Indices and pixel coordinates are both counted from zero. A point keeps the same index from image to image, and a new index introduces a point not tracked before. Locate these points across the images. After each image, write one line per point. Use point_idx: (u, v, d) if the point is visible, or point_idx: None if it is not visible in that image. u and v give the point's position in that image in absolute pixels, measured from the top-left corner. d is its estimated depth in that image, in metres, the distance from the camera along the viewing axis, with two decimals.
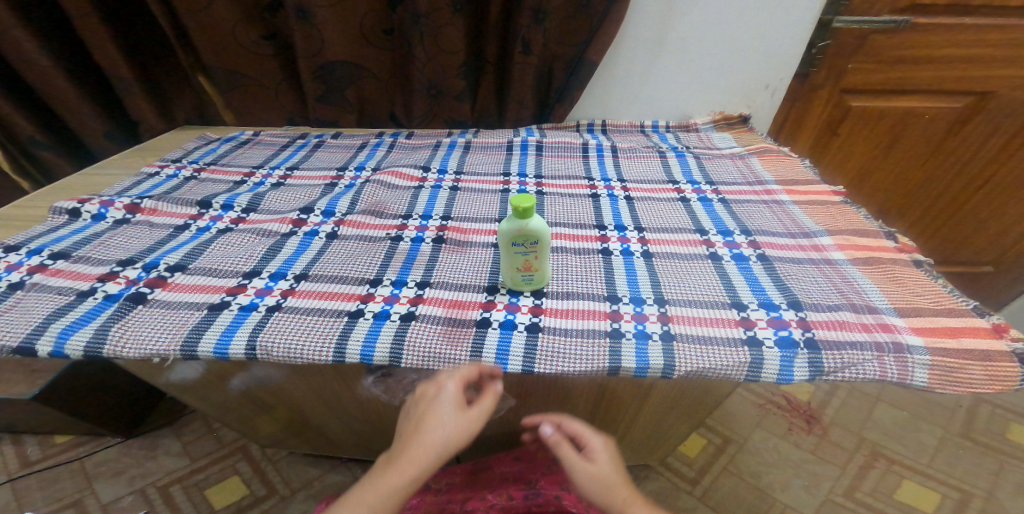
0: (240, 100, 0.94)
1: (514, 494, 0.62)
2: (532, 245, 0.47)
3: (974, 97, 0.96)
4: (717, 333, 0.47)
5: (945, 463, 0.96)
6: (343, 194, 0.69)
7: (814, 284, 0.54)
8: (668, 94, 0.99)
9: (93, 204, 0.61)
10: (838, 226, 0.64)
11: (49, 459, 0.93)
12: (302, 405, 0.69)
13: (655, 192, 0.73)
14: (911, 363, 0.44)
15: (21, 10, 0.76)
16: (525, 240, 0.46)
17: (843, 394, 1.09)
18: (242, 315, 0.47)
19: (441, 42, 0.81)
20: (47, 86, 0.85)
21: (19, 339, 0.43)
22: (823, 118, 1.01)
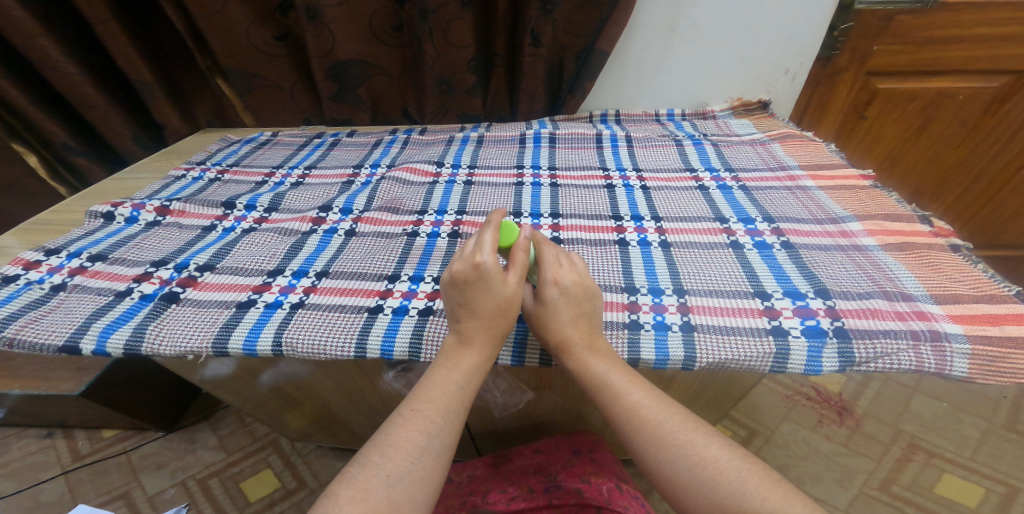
0: (257, 102, 0.97)
1: (535, 486, 0.62)
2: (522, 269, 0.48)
3: (1012, 76, 0.91)
4: (741, 324, 0.46)
5: (989, 456, 0.91)
6: (360, 192, 0.70)
7: (843, 271, 0.52)
8: (683, 81, 0.96)
9: (125, 208, 0.64)
10: (867, 211, 0.61)
11: (99, 452, 0.99)
12: (328, 400, 0.71)
13: (672, 180, 0.71)
14: (950, 353, 0.42)
15: (46, 20, 0.80)
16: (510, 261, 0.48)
17: (877, 385, 1.05)
18: (268, 312, 0.49)
19: (451, 37, 0.81)
20: (77, 95, 0.90)
21: (64, 338, 0.46)
22: (849, 101, 0.97)
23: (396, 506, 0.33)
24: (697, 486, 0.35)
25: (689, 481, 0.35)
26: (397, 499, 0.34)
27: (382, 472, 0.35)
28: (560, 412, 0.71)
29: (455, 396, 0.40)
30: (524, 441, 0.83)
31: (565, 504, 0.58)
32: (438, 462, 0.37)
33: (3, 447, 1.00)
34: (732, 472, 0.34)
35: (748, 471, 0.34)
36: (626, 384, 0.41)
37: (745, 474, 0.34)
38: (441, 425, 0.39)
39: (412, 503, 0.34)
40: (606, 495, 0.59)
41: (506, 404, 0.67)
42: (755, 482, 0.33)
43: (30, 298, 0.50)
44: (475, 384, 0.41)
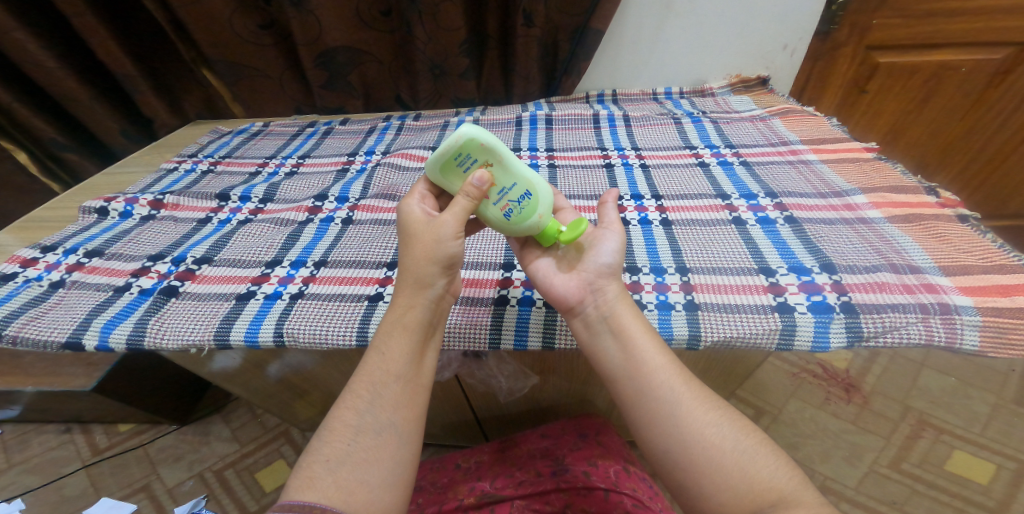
0: (246, 92, 0.96)
1: (543, 471, 0.62)
2: (519, 193, 0.42)
3: (1014, 48, 0.88)
4: (746, 301, 0.45)
5: (999, 432, 0.90)
6: (356, 179, 0.69)
7: (848, 244, 0.50)
8: (681, 57, 0.93)
9: (119, 202, 0.64)
10: (872, 184, 0.59)
11: (116, 446, 1.01)
12: (334, 389, 0.71)
13: (672, 158, 0.70)
14: (959, 325, 0.41)
15: (21, 15, 0.79)
16: (517, 214, 0.43)
17: (884, 360, 1.04)
18: (267, 304, 0.48)
19: (441, 20, 0.79)
20: (63, 89, 0.90)
21: (67, 335, 0.46)
22: (848, 77, 0.95)
23: (345, 488, 0.32)
24: (737, 459, 0.34)
25: (703, 457, 0.34)
26: (344, 484, 0.32)
27: (323, 457, 0.34)
28: (566, 395, 0.71)
29: (378, 363, 0.38)
30: (531, 424, 0.84)
31: (572, 488, 0.58)
32: (380, 440, 0.35)
33: (23, 443, 1.02)
34: (745, 453, 0.34)
35: (763, 453, 0.34)
36: (652, 347, 0.39)
37: (759, 454, 0.34)
38: (380, 389, 0.36)
39: (362, 485, 0.32)
40: (614, 477, 0.59)
41: (511, 389, 0.67)
42: (772, 464, 0.33)
43: (30, 295, 0.51)
44: (398, 343, 0.38)
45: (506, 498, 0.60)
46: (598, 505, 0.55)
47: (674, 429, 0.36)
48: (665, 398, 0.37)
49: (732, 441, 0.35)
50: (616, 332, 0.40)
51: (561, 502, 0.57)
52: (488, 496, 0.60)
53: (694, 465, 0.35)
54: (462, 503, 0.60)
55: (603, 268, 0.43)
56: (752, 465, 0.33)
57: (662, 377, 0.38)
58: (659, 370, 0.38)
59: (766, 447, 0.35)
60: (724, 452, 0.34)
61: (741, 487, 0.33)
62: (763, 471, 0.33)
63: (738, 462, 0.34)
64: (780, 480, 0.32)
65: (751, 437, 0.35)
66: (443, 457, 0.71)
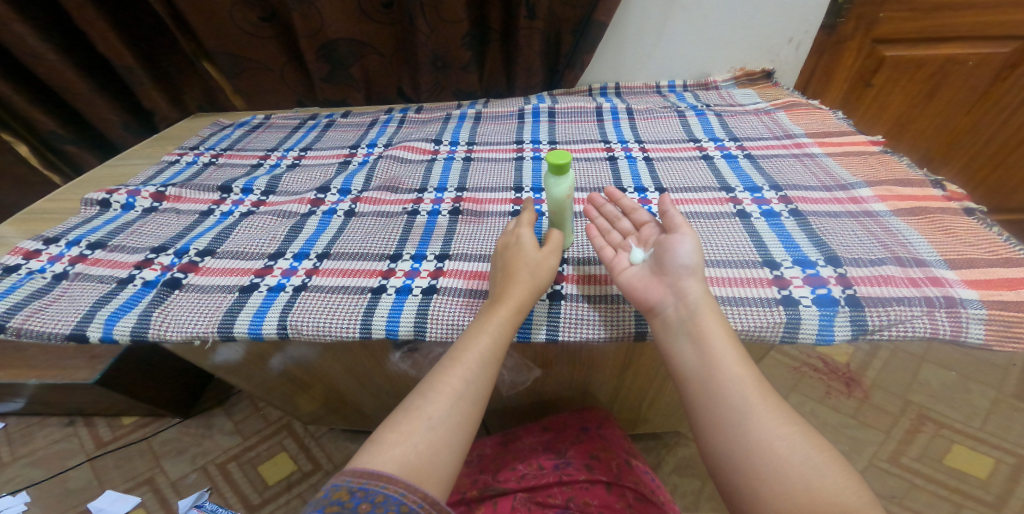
0: (247, 84, 0.96)
1: (545, 463, 0.62)
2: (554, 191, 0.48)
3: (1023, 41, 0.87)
4: (750, 294, 0.45)
5: (999, 426, 0.91)
6: (358, 172, 0.69)
7: (854, 237, 0.50)
8: (685, 50, 0.92)
9: (121, 194, 0.64)
10: (878, 177, 0.59)
11: (119, 439, 1.02)
12: (337, 383, 0.72)
13: (675, 151, 0.69)
14: (965, 319, 0.41)
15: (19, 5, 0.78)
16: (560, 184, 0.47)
17: (885, 354, 1.04)
18: (271, 296, 0.48)
19: (442, 12, 0.79)
20: (62, 81, 0.89)
21: (71, 327, 0.46)
22: (854, 70, 0.95)
23: (435, 448, 0.35)
24: (802, 474, 0.32)
25: (764, 466, 0.34)
26: (433, 443, 0.35)
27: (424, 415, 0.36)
28: (568, 388, 0.71)
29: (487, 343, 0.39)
30: (533, 418, 0.84)
31: (575, 481, 0.58)
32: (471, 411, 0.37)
33: (26, 435, 1.03)
34: (815, 471, 0.32)
35: (834, 471, 0.32)
36: (730, 355, 0.38)
37: (831, 474, 0.32)
38: (474, 374, 0.39)
39: (446, 446, 0.35)
40: (616, 470, 0.60)
41: (514, 381, 0.67)
42: (842, 482, 0.32)
43: (34, 287, 0.51)
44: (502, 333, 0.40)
45: (509, 491, 0.59)
46: (600, 499, 0.56)
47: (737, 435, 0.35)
48: (737, 406, 0.36)
49: (800, 455, 0.33)
50: (694, 336, 0.40)
51: (564, 495, 0.57)
52: (490, 489, 0.60)
53: (751, 469, 0.34)
54: (466, 496, 0.60)
55: (681, 270, 0.43)
56: (817, 480, 0.32)
57: (735, 385, 0.37)
58: (734, 377, 0.37)
59: (840, 467, 0.33)
60: (790, 465, 0.33)
61: (802, 499, 0.31)
62: (830, 487, 0.31)
63: (802, 476, 0.32)
64: (848, 498, 0.31)
65: (824, 454, 0.33)
66: None
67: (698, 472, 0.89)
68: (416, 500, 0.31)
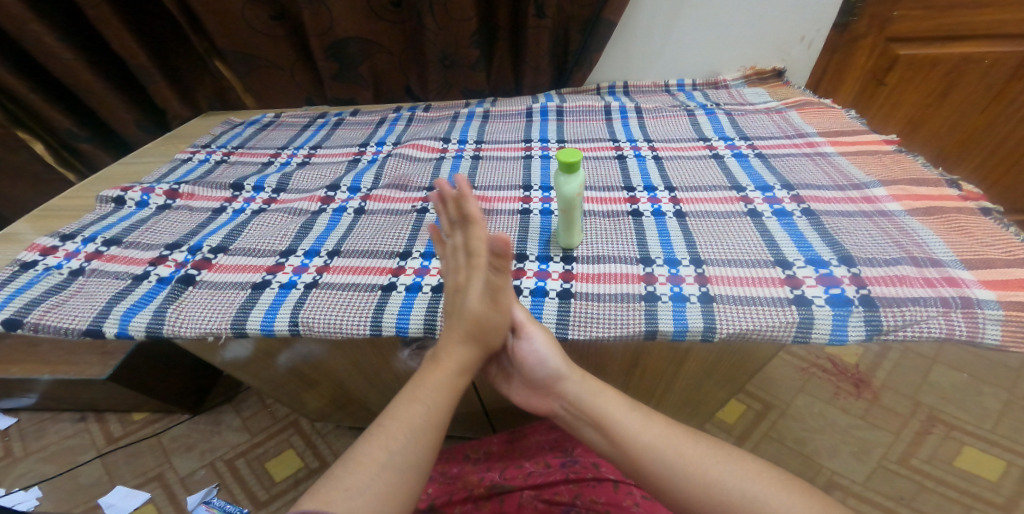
0: (257, 83, 0.96)
1: (552, 462, 0.62)
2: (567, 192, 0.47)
3: None
4: (762, 293, 0.44)
5: (1011, 429, 0.90)
6: (367, 170, 0.70)
7: (868, 237, 0.50)
8: (695, 49, 0.92)
9: (135, 192, 0.64)
10: (892, 176, 0.58)
11: (130, 435, 1.03)
12: (345, 380, 0.72)
13: (685, 150, 0.69)
14: (982, 320, 0.40)
15: (35, 4, 0.79)
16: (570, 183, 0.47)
17: (895, 355, 1.03)
18: (283, 293, 0.49)
19: (451, 11, 0.79)
20: (76, 80, 0.90)
21: (87, 322, 0.46)
22: (867, 69, 0.94)
23: None
24: (752, 501, 0.38)
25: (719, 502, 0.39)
26: None
27: None
28: None
29: None
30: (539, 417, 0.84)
31: (582, 479, 0.58)
32: None
33: (39, 431, 1.04)
34: (760, 492, 0.38)
35: (774, 488, 0.39)
36: (638, 426, 0.44)
37: (772, 489, 0.38)
38: None
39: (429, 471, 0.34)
40: (624, 469, 0.59)
41: None
42: (785, 497, 0.38)
43: (51, 283, 0.51)
44: None
45: (516, 488, 0.59)
46: (607, 496, 0.56)
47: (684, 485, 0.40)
48: (670, 459, 0.42)
49: (741, 485, 0.39)
50: (604, 411, 0.45)
51: (571, 492, 0.57)
52: (497, 487, 0.59)
53: (711, 508, 0.39)
54: (473, 493, 0.59)
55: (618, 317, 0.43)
56: (766, 502, 0.37)
57: (661, 443, 0.43)
58: (653, 434, 0.43)
59: (777, 483, 0.39)
60: (734, 496, 0.38)
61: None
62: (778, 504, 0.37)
63: (752, 501, 0.38)
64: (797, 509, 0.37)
65: (757, 475, 0.40)
66: (453, 449, 0.71)
67: None
68: None
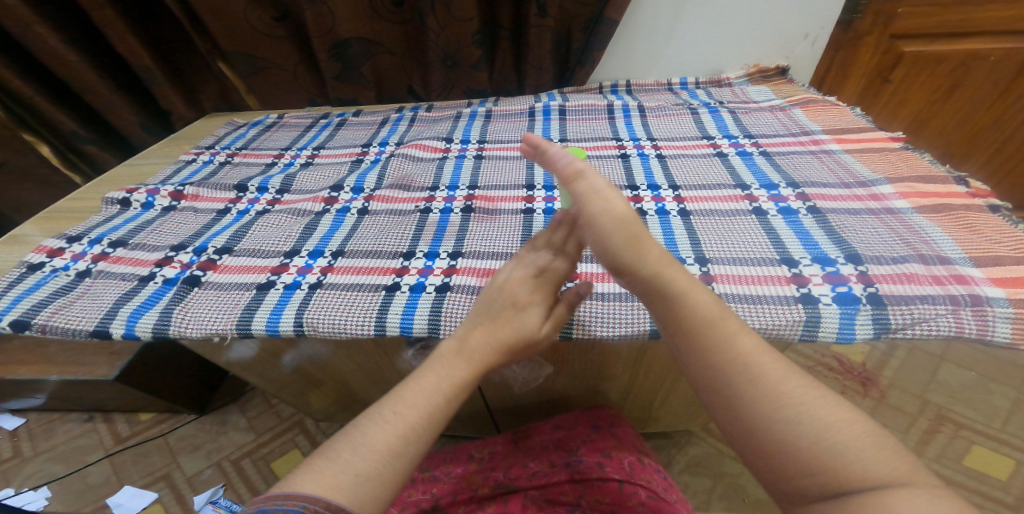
0: (261, 84, 0.97)
1: (557, 462, 0.62)
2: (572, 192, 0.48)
3: None
4: (768, 292, 0.44)
5: (1020, 427, 0.89)
6: (370, 170, 0.70)
7: (874, 234, 0.49)
8: (698, 46, 0.91)
9: (140, 194, 0.65)
10: (899, 173, 0.58)
11: (137, 435, 1.04)
12: (349, 380, 0.72)
13: (688, 148, 0.69)
14: (991, 317, 0.40)
15: (39, 6, 0.79)
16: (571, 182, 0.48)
17: (902, 354, 1.02)
18: (287, 293, 0.49)
19: (453, 10, 0.79)
20: (82, 82, 0.91)
21: (95, 323, 0.47)
22: (871, 66, 0.93)
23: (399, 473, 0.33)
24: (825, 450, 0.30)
25: (788, 437, 0.31)
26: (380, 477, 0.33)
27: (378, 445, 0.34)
28: (578, 387, 0.71)
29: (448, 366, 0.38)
30: (543, 416, 0.84)
31: (587, 479, 0.58)
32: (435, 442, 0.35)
33: (48, 431, 1.05)
34: (840, 445, 0.30)
35: (865, 443, 0.31)
36: (736, 332, 0.35)
37: (863, 446, 0.30)
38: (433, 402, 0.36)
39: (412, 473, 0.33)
40: (628, 469, 0.59)
41: (525, 380, 0.67)
42: (876, 455, 0.30)
43: (58, 284, 0.52)
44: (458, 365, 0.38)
45: (520, 488, 0.59)
46: (613, 496, 0.55)
47: (754, 409, 0.33)
48: (750, 382, 0.33)
49: (823, 431, 0.31)
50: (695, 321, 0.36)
51: (576, 492, 0.56)
52: (502, 487, 0.59)
53: (776, 440, 0.32)
54: (477, 493, 0.60)
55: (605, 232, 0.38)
56: (846, 453, 0.30)
57: (745, 364, 0.34)
58: (743, 352, 0.34)
59: (869, 436, 0.31)
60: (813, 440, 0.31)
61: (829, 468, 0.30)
62: (862, 463, 0.30)
63: (828, 450, 0.30)
64: (884, 471, 0.29)
65: (852, 427, 0.31)
66: (457, 448, 0.71)
67: (708, 473, 0.88)
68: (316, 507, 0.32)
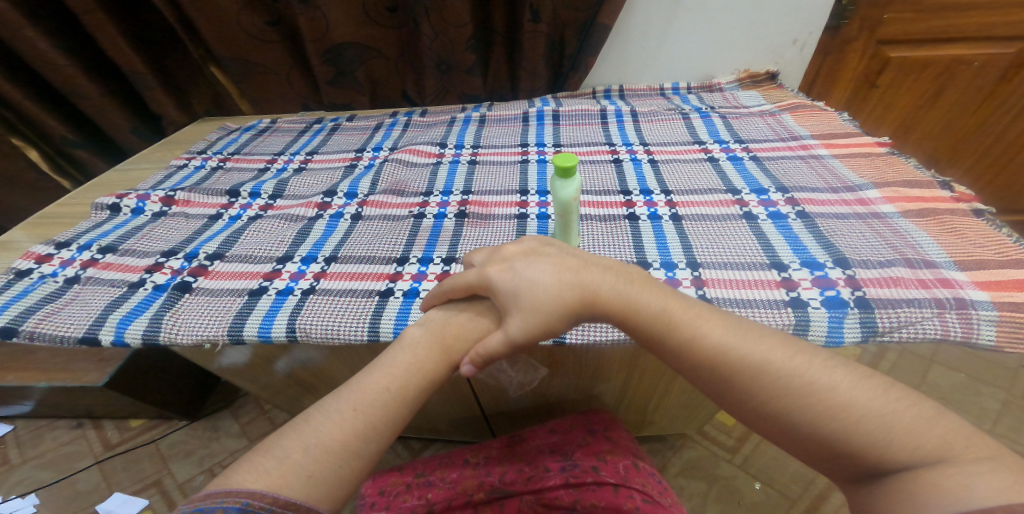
0: (254, 88, 0.97)
1: (552, 466, 0.62)
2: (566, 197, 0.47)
3: None
4: (758, 296, 0.45)
5: (1008, 428, 0.90)
6: (364, 175, 0.70)
7: (862, 239, 0.50)
8: (689, 52, 0.92)
9: (131, 199, 0.64)
10: (886, 178, 0.59)
11: (127, 442, 1.02)
12: (342, 385, 0.72)
13: (680, 153, 0.69)
14: (976, 321, 0.41)
15: (28, 10, 0.79)
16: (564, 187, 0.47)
17: (893, 356, 1.03)
18: (280, 299, 0.49)
19: (446, 16, 0.79)
20: (72, 86, 0.90)
21: (83, 330, 0.46)
22: (859, 72, 0.94)
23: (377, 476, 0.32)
24: (877, 430, 0.32)
25: (839, 431, 0.33)
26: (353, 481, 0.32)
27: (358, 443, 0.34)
28: (573, 391, 0.71)
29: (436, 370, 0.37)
30: (538, 420, 0.84)
31: (582, 483, 0.58)
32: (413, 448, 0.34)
33: (35, 438, 1.04)
34: (889, 424, 0.32)
35: (912, 419, 0.32)
36: (752, 341, 0.37)
37: (909, 421, 0.32)
38: None
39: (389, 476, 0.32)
40: (623, 472, 0.59)
41: (520, 384, 0.67)
42: (924, 428, 0.32)
43: (46, 291, 0.51)
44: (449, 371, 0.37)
45: (516, 493, 0.59)
46: (607, 500, 0.55)
47: (799, 406, 0.34)
48: (786, 381, 0.35)
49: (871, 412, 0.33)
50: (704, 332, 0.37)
51: (571, 496, 0.56)
52: (497, 492, 0.60)
53: (830, 434, 0.33)
54: (472, 498, 0.59)
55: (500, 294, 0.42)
56: (897, 433, 0.32)
57: (778, 367, 0.35)
58: (765, 357, 0.36)
59: (911, 409, 0.33)
60: (866, 422, 0.32)
61: (890, 448, 0.32)
62: (915, 438, 0.31)
63: (882, 431, 0.32)
64: (936, 441, 0.31)
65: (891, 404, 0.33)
66: (452, 453, 0.71)
67: (703, 476, 0.89)
68: (263, 504, 0.32)
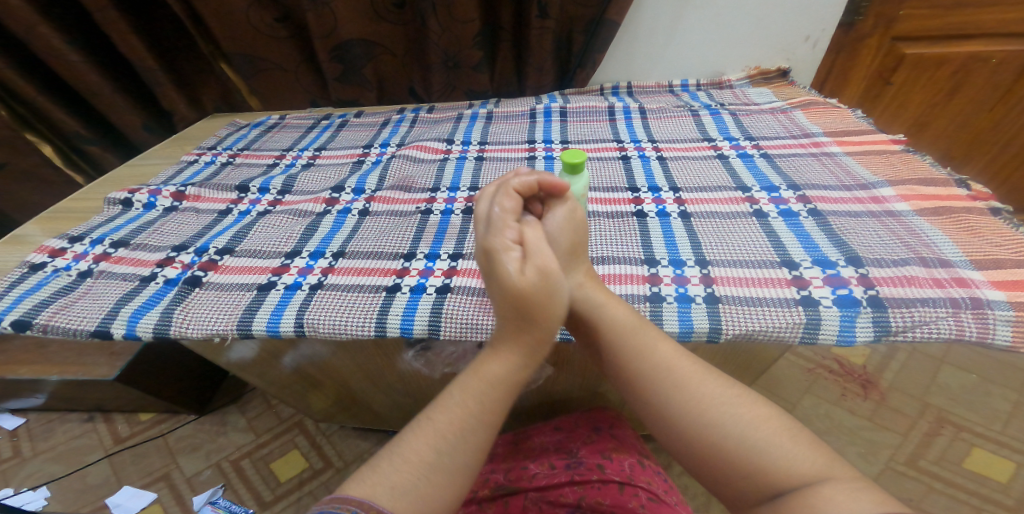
0: (263, 85, 0.97)
1: (557, 463, 0.62)
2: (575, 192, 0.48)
3: None
4: (768, 295, 0.44)
5: (1021, 430, 0.88)
6: (372, 171, 0.70)
7: (875, 237, 0.49)
8: (698, 49, 0.92)
9: (142, 194, 0.65)
10: (899, 176, 0.58)
11: (137, 435, 1.04)
12: (349, 380, 0.72)
13: (689, 150, 0.69)
14: (992, 320, 0.40)
15: (43, 7, 0.79)
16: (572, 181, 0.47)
17: (903, 356, 1.02)
18: (288, 294, 0.49)
19: (454, 12, 0.79)
20: (85, 83, 0.91)
21: (96, 323, 0.47)
22: (873, 68, 0.93)
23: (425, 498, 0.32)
24: (744, 448, 0.33)
25: (705, 440, 0.34)
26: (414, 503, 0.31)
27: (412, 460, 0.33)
28: (579, 388, 0.71)
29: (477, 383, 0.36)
30: (544, 417, 0.84)
31: (587, 481, 0.58)
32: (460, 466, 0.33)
33: (48, 431, 1.05)
34: (756, 440, 0.33)
35: (779, 438, 0.33)
36: (654, 342, 0.39)
37: (772, 441, 0.33)
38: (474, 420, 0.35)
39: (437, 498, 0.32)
40: (629, 471, 0.59)
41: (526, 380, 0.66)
42: (790, 450, 0.32)
43: (59, 284, 0.52)
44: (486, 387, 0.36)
45: (521, 490, 0.59)
46: (613, 498, 0.55)
47: (674, 410, 0.36)
48: (670, 386, 0.37)
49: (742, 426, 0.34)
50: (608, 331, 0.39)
51: (576, 494, 0.56)
52: (502, 488, 0.59)
53: (700, 443, 0.34)
54: (477, 494, 0.59)
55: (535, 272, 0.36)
56: (762, 451, 0.32)
57: (662, 369, 0.37)
58: (661, 361, 0.38)
59: (785, 431, 0.33)
60: (733, 435, 0.33)
61: (754, 466, 0.32)
62: (775, 455, 0.32)
63: (744, 447, 0.33)
64: (800, 463, 0.31)
65: (763, 423, 0.34)
66: None
67: None
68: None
